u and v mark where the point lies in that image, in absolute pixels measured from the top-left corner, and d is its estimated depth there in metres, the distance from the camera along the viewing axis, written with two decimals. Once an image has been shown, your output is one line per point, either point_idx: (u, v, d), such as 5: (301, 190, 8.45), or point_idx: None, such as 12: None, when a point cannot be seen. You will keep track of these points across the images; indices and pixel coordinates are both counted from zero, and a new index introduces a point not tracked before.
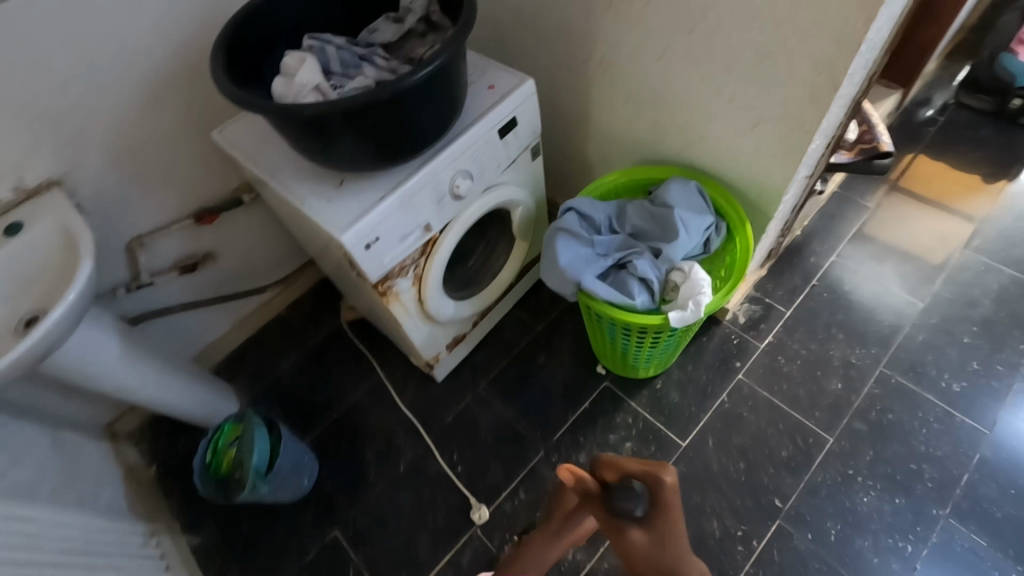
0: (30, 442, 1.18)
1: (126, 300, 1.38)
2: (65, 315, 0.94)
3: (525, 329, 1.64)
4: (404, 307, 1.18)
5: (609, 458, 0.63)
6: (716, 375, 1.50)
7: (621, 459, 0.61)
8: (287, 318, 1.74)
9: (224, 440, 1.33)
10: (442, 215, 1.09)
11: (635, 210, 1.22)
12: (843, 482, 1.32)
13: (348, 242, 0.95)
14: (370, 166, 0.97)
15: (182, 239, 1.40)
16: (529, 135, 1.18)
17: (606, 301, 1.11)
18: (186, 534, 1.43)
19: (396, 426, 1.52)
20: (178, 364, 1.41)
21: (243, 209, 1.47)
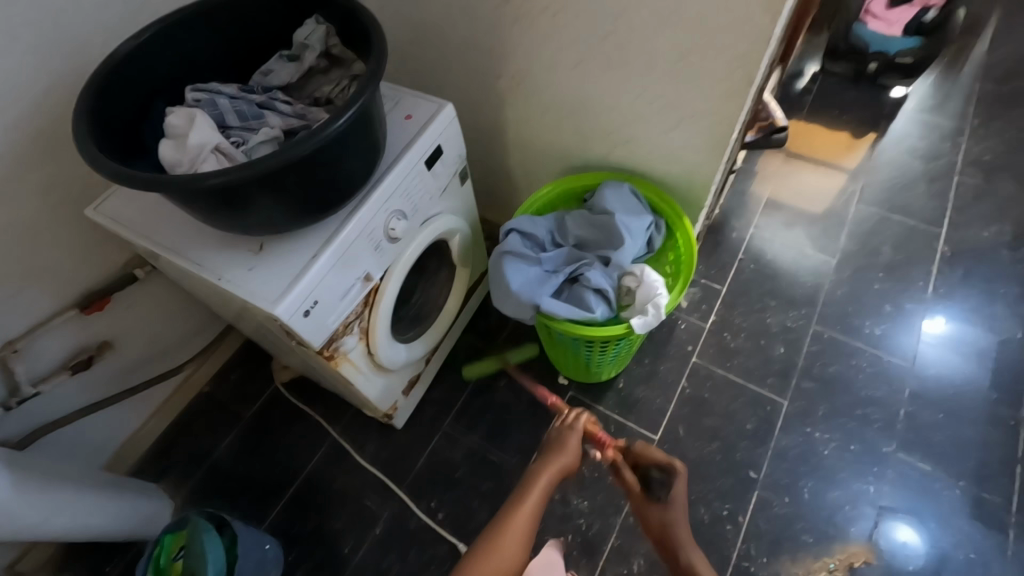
0: None
1: (7, 419, 1.15)
2: None
3: (480, 354, 1.58)
4: (355, 364, 1.08)
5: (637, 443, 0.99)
6: (674, 363, 1.54)
7: (648, 447, 0.97)
8: (212, 395, 1.55)
9: (166, 555, 1.14)
10: (381, 261, 1.00)
11: (574, 219, 1.20)
12: (805, 440, 1.40)
13: (284, 313, 0.84)
14: (292, 224, 0.86)
15: (68, 334, 1.19)
16: (456, 160, 1.12)
17: (567, 319, 1.08)
18: None
19: (363, 487, 1.41)
20: (89, 480, 1.21)
21: (140, 285, 1.28)
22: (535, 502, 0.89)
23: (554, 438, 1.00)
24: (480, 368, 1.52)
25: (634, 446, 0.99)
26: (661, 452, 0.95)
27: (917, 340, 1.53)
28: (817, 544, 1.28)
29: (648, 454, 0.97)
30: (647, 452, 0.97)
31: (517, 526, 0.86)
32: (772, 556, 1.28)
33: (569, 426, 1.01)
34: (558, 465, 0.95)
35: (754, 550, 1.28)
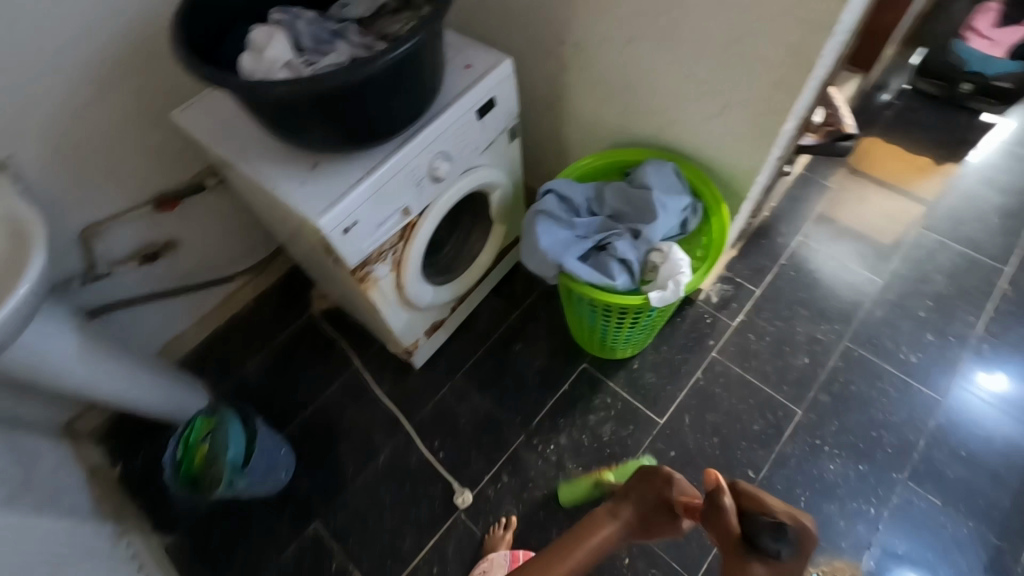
0: None
1: (82, 292, 1.30)
2: (19, 306, 0.90)
3: (502, 315, 1.64)
4: (383, 293, 1.16)
5: (750, 485, 0.71)
6: (690, 354, 1.54)
7: (762, 492, 0.68)
8: (255, 309, 1.68)
9: (195, 435, 1.28)
10: (421, 198, 1.06)
11: (612, 191, 1.22)
12: (811, 451, 1.38)
13: (325, 226, 0.91)
14: (344, 147, 0.94)
15: (141, 227, 1.33)
16: (507, 116, 1.16)
17: (587, 283, 1.11)
18: (158, 531, 1.39)
19: (375, 415, 1.51)
20: (141, 359, 1.36)
21: (207, 195, 1.41)
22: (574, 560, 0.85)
23: (637, 492, 0.90)
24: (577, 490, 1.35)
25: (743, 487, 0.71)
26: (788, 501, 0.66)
27: (964, 391, 1.44)
28: None
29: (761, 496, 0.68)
30: (760, 498, 0.68)
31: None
32: None
33: (658, 483, 0.87)
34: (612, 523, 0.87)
35: None
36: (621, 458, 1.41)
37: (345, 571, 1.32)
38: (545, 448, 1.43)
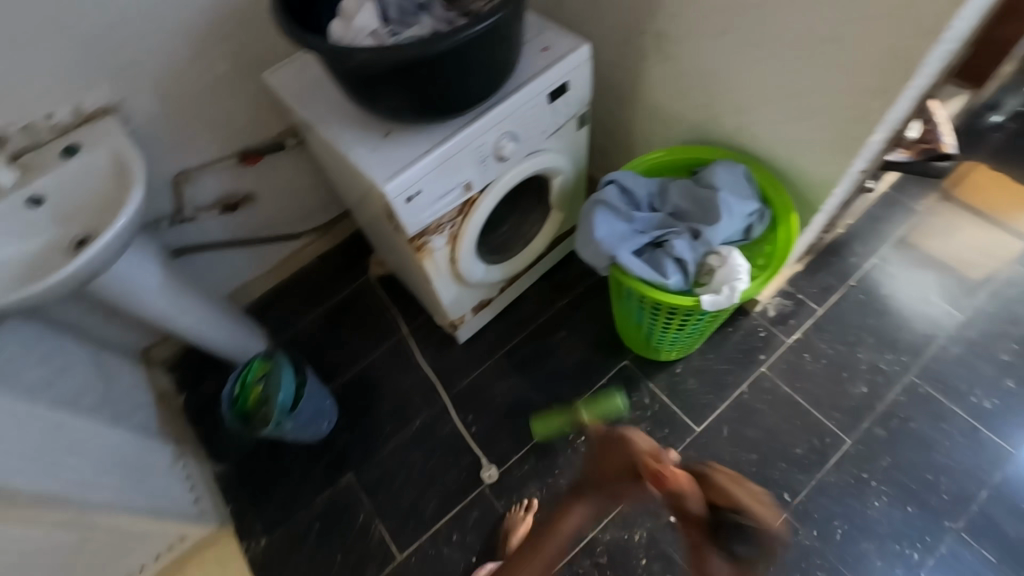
0: (74, 362, 1.28)
1: (169, 232, 1.43)
2: (112, 240, 1.03)
3: (549, 302, 1.64)
4: (437, 264, 1.19)
5: (721, 475, 0.83)
6: (738, 366, 1.49)
7: (733, 487, 0.80)
8: (317, 267, 1.78)
9: (252, 375, 1.38)
10: (484, 175, 1.08)
11: (677, 189, 1.19)
12: (855, 484, 1.31)
13: (390, 192, 0.95)
14: (416, 118, 0.97)
15: (224, 178, 1.44)
16: (578, 102, 1.16)
17: (638, 278, 1.10)
18: (210, 458, 1.51)
19: (416, 381, 1.57)
20: (213, 300, 1.47)
21: (287, 154, 1.50)
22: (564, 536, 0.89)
23: (603, 448, 0.92)
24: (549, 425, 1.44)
25: (718, 480, 0.83)
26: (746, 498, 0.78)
27: None
28: None
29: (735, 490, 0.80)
30: (730, 490, 0.80)
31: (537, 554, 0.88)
32: None
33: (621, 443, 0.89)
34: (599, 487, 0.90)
35: None
36: None
37: (371, 523, 1.39)
38: (575, 438, 1.44)
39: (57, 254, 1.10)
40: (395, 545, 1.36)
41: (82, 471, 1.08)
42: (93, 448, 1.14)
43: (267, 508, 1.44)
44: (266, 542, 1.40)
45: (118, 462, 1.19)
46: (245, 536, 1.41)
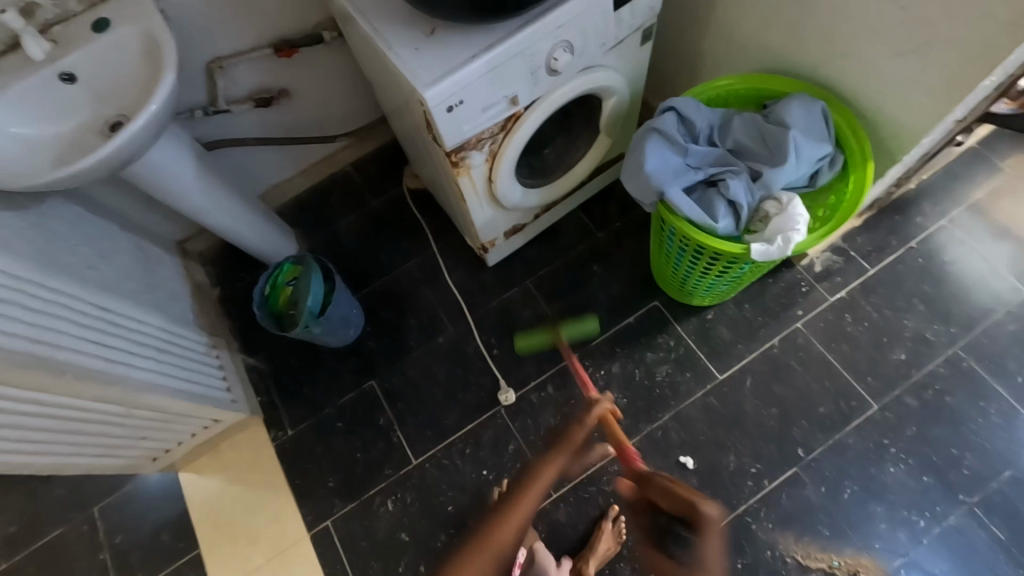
0: (114, 247, 1.31)
1: (203, 123, 1.39)
2: (145, 126, 1.01)
3: (584, 233, 1.59)
4: (473, 183, 1.13)
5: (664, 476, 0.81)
6: (773, 320, 1.44)
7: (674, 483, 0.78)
8: (350, 174, 1.73)
9: (283, 277, 1.40)
10: (533, 89, 0.99)
11: (742, 123, 1.08)
12: (874, 449, 1.30)
13: (431, 99, 0.88)
14: (465, 17, 0.87)
15: (259, 70, 1.37)
16: (646, 12, 1.03)
17: (686, 218, 1.03)
18: (242, 352, 1.58)
19: (442, 299, 1.57)
20: (246, 198, 1.46)
21: (324, 49, 1.41)
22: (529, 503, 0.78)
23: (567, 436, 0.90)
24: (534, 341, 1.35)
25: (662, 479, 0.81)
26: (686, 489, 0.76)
27: None
28: (831, 539, 1.24)
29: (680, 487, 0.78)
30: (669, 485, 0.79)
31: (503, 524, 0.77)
32: (778, 527, 1.27)
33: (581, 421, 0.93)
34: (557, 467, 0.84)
35: (764, 513, 1.28)
36: (669, 401, 1.39)
37: (391, 427, 1.46)
38: (595, 371, 1.44)
39: (92, 135, 1.08)
40: (412, 451, 1.43)
41: (120, 352, 1.12)
42: (131, 333, 1.18)
43: (294, 403, 1.51)
44: (292, 434, 1.49)
45: (155, 347, 1.23)
46: (274, 425, 1.50)
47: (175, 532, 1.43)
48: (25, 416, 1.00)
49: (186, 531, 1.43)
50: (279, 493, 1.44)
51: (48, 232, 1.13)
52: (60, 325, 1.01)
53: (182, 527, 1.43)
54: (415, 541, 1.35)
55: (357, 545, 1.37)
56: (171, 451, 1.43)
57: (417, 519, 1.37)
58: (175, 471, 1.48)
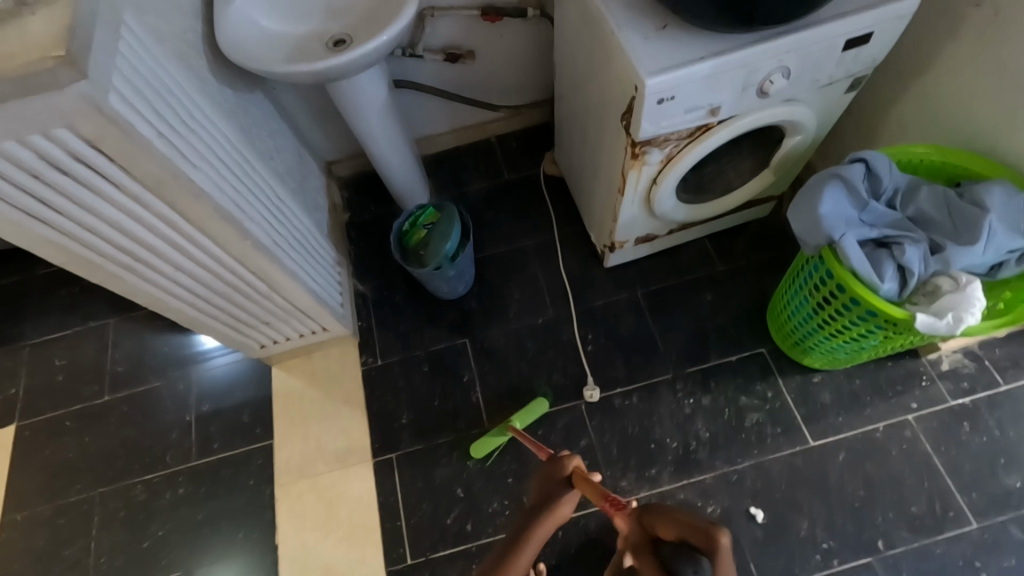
0: (287, 147, 1.44)
1: (395, 62, 1.50)
2: (374, 49, 1.10)
3: (707, 262, 1.58)
4: (638, 179, 1.16)
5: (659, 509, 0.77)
6: (883, 403, 1.38)
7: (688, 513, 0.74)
8: (495, 144, 1.81)
9: (422, 220, 1.48)
10: (736, 104, 1.01)
11: (931, 196, 1.05)
12: (962, 567, 1.22)
13: (649, 88, 0.92)
14: (705, 18, 0.90)
15: (459, 27, 1.46)
16: (867, 60, 1.03)
17: (849, 269, 1.01)
18: (355, 276, 1.67)
19: (551, 283, 1.60)
20: (407, 138, 1.56)
21: (521, 23, 1.49)
22: (532, 547, 0.87)
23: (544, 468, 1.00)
24: (489, 443, 1.38)
25: (669, 510, 0.76)
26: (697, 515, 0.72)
27: None
28: None
29: (686, 517, 0.73)
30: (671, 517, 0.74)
31: (522, 555, 0.86)
32: None
33: (555, 461, 0.99)
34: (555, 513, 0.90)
35: None
36: (752, 448, 1.36)
37: (472, 387, 1.50)
38: (683, 397, 1.43)
39: (317, 44, 1.19)
40: (486, 414, 1.47)
41: (280, 239, 1.17)
42: (292, 227, 1.26)
43: (390, 337, 1.59)
44: (380, 363, 1.56)
45: (299, 243, 1.29)
46: (366, 351, 1.58)
47: (255, 417, 1.53)
48: (191, 264, 1.05)
49: (265, 419, 1.52)
50: (353, 413, 1.51)
51: (250, 115, 1.24)
52: (251, 198, 1.07)
53: (261, 414, 1.53)
54: (467, 499, 1.39)
55: (413, 484, 1.41)
56: (272, 345, 1.51)
57: (475, 480, 1.40)
58: (269, 363, 1.59)
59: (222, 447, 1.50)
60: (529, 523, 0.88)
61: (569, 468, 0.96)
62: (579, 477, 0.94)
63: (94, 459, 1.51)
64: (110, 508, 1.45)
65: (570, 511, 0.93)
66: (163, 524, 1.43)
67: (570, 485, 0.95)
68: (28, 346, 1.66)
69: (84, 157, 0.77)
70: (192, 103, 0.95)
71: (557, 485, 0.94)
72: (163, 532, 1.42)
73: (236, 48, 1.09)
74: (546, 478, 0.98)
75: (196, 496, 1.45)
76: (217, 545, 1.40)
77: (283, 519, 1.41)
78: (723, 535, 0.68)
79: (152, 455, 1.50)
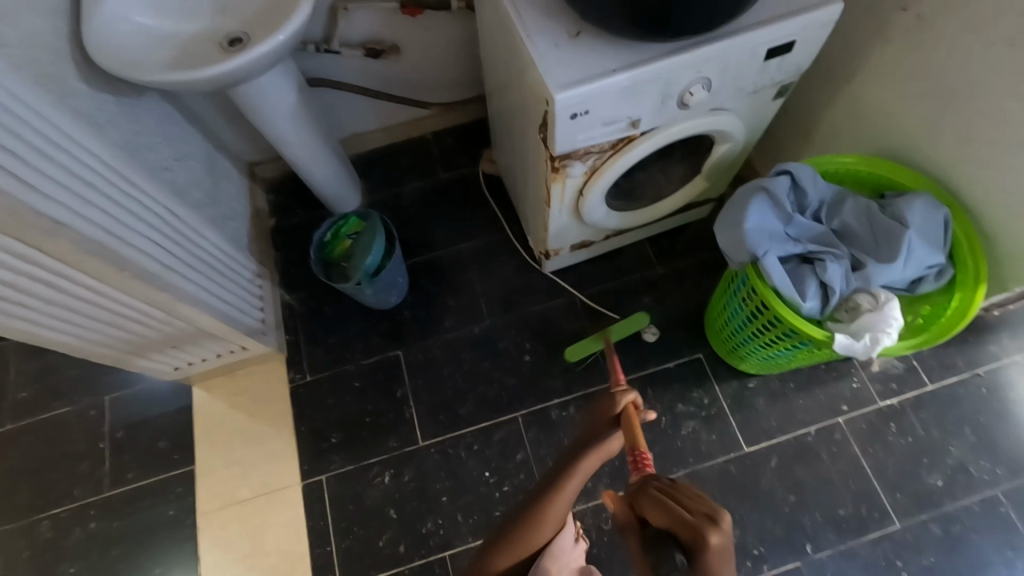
0: (191, 152, 1.32)
1: (310, 57, 1.39)
2: (269, 53, 0.99)
3: (646, 265, 1.55)
4: (563, 191, 1.10)
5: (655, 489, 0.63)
6: (815, 407, 1.39)
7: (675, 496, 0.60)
8: (431, 142, 1.71)
9: (345, 229, 1.41)
10: (656, 116, 0.96)
11: (854, 208, 1.03)
12: (884, 567, 1.25)
13: (560, 104, 0.85)
14: (616, 28, 0.84)
15: (379, 20, 1.36)
16: (792, 68, 0.99)
17: (773, 287, 0.98)
18: (281, 287, 1.57)
19: (489, 291, 1.54)
20: (330, 140, 1.45)
21: (447, 16, 1.39)
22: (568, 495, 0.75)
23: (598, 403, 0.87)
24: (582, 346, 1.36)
25: (656, 493, 0.63)
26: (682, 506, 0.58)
27: None
28: None
29: (678, 505, 0.59)
30: (665, 498, 0.61)
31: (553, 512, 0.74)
32: None
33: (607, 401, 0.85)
34: (600, 448, 0.78)
35: None
36: (687, 457, 1.36)
37: (405, 402, 1.45)
38: None
39: (209, 46, 1.07)
40: (420, 431, 1.42)
41: (174, 262, 1.08)
42: (194, 247, 1.16)
43: (319, 352, 1.51)
44: (309, 380, 1.48)
45: (203, 263, 1.20)
46: (293, 367, 1.49)
47: (174, 443, 1.44)
48: (63, 296, 0.96)
49: (184, 444, 1.44)
50: (280, 434, 1.43)
51: (139, 124, 1.12)
52: (132, 221, 0.97)
53: (181, 439, 1.44)
54: (400, 520, 1.34)
55: (344, 507, 1.36)
56: (189, 365, 1.41)
57: (408, 500, 1.36)
58: (188, 383, 1.49)
59: (137, 476, 1.41)
60: (568, 463, 0.77)
61: (620, 406, 0.83)
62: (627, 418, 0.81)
63: None
64: (15, 548, 1.35)
65: (618, 447, 0.80)
66: (74, 562, 1.34)
67: (620, 426, 0.82)
68: None
69: None
70: (44, 120, 0.84)
71: (605, 426, 0.83)
72: (74, 571, 1.33)
73: (110, 55, 0.96)
74: (598, 417, 0.85)
75: (110, 530, 1.36)
76: None
77: (208, 549, 1.34)
78: (715, 533, 0.54)
79: (59, 488, 1.40)
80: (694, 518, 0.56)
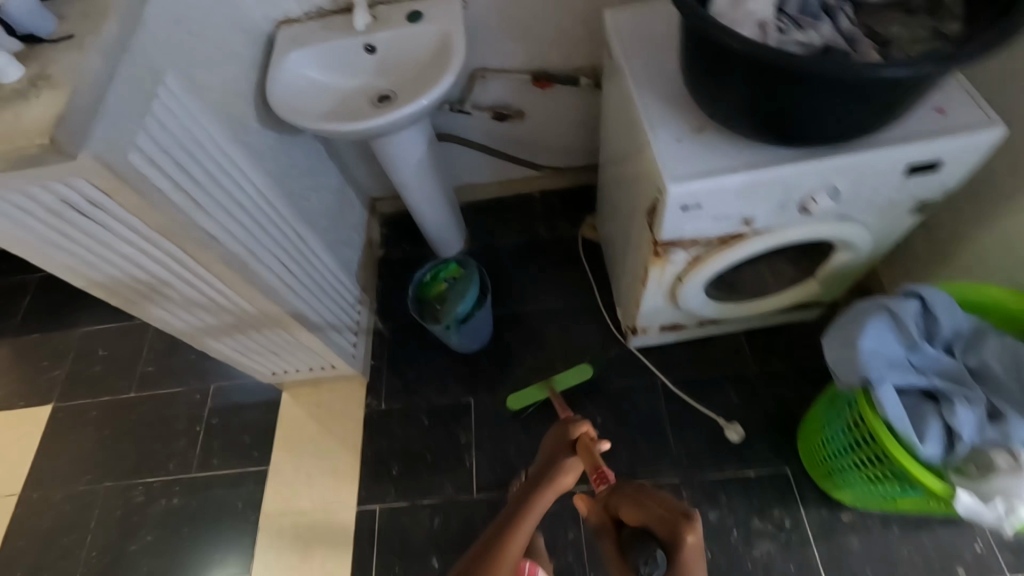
0: (327, 185, 1.48)
1: (444, 115, 1.53)
2: (412, 113, 1.11)
3: (739, 359, 1.46)
4: (662, 275, 1.08)
5: (630, 488, 0.69)
6: (923, 563, 1.19)
7: (647, 495, 0.67)
8: (537, 201, 1.78)
9: (443, 273, 1.49)
10: (773, 217, 0.93)
11: (999, 349, 0.90)
12: None
13: (672, 194, 0.85)
14: (743, 128, 0.84)
15: (510, 89, 1.46)
16: (935, 186, 0.91)
17: (885, 420, 0.87)
18: (377, 315, 1.68)
19: (568, 355, 1.53)
20: (447, 190, 1.56)
21: (574, 90, 1.47)
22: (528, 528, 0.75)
23: (555, 429, 0.90)
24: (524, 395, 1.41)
25: (631, 492, 0.69)
26: (657, 509, 0.64)
27: None
28: None
29: (650, 503, 0.65)
30: (637, 500, 0.67)
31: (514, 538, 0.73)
32: None
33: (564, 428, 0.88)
34: (555, 481, 0.79)
35: None
36: None
37: (467, 450, 1.45)
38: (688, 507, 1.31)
39: (363, 100, 1.22)
40: (476, 483, 1.41)
41: (293, 281, 1.20)
42: (311, 267, 1.29)
43: (397, 383, 1.57)
44: (382, 408, 1.54)
45: (316, 284, 1.32)
46: (371, 392, 1.57)
47: (256, 440, 1.55)
48: (199, 296, 1.10)
49: (264, 444, 1.55)
50: (346, 454, 1.50)
51: (292, 158, 1.29)
52: (267, 243, 1.10)
53: (262, 438, 1.56)
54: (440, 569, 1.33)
55: (390, 542, 1.37)
56: (284, 373, 1.53)
57: (452, 551, 1.34)
58: (279, 387, 1.62)
59: (220, 464, 1.53)
60: (529, 497, 0.77)
61: (576, 434, 0.86)
62: (584, 446, 0.84)
63: (108, 452, 1.59)
64: (111, 505, 1.51)
65: (573, 481, 0.81)
66: (151, 531, 1.47)
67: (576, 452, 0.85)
68: (80, 331, 1.79)
69: (102, 205, 0.82)
70: (221, 151, 1.00)
71: (561, 452, 0.86)
72: (149, 539, 1.46)
73: (285, 102, 1.13)
74: (555, 444, 0.88)
75: (187, 509, 1.49)
76: (196, 564, 1.42)
77: (262, 550, 1.41)
78: (688, 530, 0.61)
79: (158, 458, 1.56)
80: (666, 517, 0.63)
